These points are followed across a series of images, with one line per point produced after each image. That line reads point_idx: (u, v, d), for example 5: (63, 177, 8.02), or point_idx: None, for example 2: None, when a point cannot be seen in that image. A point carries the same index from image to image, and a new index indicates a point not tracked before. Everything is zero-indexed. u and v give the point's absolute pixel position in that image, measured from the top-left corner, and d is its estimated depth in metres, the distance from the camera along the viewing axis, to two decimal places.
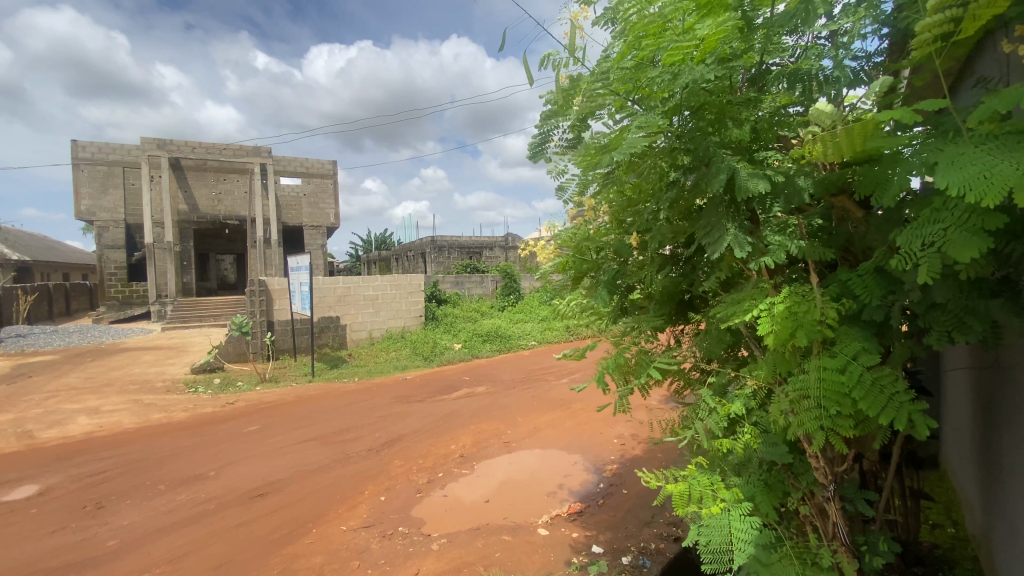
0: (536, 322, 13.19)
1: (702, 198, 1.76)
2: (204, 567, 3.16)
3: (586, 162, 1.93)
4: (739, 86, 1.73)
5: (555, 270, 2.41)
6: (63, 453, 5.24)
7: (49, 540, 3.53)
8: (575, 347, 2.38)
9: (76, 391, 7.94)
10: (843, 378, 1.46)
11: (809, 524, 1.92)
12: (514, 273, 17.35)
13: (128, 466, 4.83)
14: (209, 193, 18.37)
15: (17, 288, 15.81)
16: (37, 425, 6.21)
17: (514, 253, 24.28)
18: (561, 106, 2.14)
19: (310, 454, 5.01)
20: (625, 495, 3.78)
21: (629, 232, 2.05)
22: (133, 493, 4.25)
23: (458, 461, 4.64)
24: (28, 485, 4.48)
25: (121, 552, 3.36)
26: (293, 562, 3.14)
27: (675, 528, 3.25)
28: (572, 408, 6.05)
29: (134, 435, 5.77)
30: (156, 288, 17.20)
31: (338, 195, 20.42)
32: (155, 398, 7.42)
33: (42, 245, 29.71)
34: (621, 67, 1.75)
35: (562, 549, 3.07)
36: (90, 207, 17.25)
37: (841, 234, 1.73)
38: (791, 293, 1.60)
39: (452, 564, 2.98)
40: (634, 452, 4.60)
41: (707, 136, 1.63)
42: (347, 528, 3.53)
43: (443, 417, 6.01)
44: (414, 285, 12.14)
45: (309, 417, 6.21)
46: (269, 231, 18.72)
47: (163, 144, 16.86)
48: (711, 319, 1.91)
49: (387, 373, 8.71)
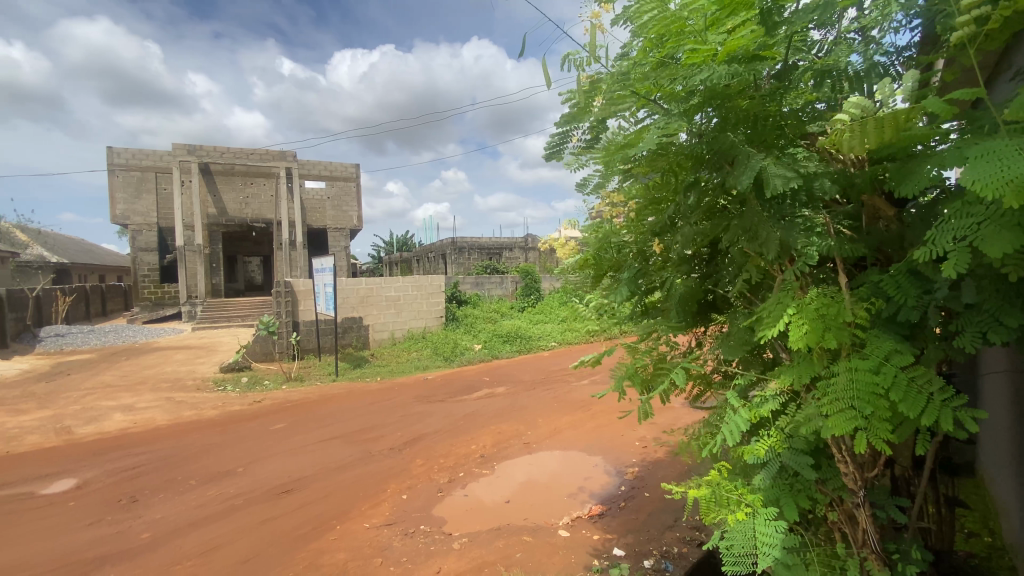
0: (556, 323, 13.14)
1: (728, 197, 1.74)
2: (233, 561, 3.24)
3: (608, 159, 1.92)
4: (764, 83, 1.69)
5: (573, 267, 2.39)
6: (99, 449, 5.46)
7: (87, 532, 3.67)
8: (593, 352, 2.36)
9: (112, 388, 8.27)
10: (875, 379, 1.42)
11: (838, 531, 1.87)
12: (535, 275, 17.35)
13: (160, 461, 5.00)
14: (237, 197, 18.94)
15: (57, 290, 16.51)
16: (75, 421, 6.48)
17: (534, 253, 24.19)
18: (580, 109, 2.12)
19: (333, 452, 5.09)
20: (648, 499, 3.74)
21: (651, 233, 2.05)
22: (165, 488, 4.39)
23: (478, 461, 4.67)
24: (67, 478, 4.68)
25: (154, 545, 3.47)
26: (318, 558, 3.20)
27: (698, 533, 3.19)
28: (593, 410, 6.00)
29: (165, 431, 5.97)
30: (186, 290, 17.75)
31: (360, 198, 20.77)
32: (185, 396, 7.65)
33: (81, 249, 30.96)
34: (642, 65, 1.72)
35: (583, 551, 3.06)
36: (124, 211, 17.94)
37: (874, 235, 1.67)
38: (820, 295, 1.57)
39: (473, 563, 3.00)
40: (656, 455, 4.54)
41: (729, 134, 1.62)
42: (370, 525, 3.59)
43: (463, 417, 6.04)
44: (435, 286, 12.24)
45: (332, 416, 6.33)
46: (294, 233, 19.12)
47: (193, 150, 17.34)
48: (735, 321, 1.88)
49: (408, 373, 8.81)
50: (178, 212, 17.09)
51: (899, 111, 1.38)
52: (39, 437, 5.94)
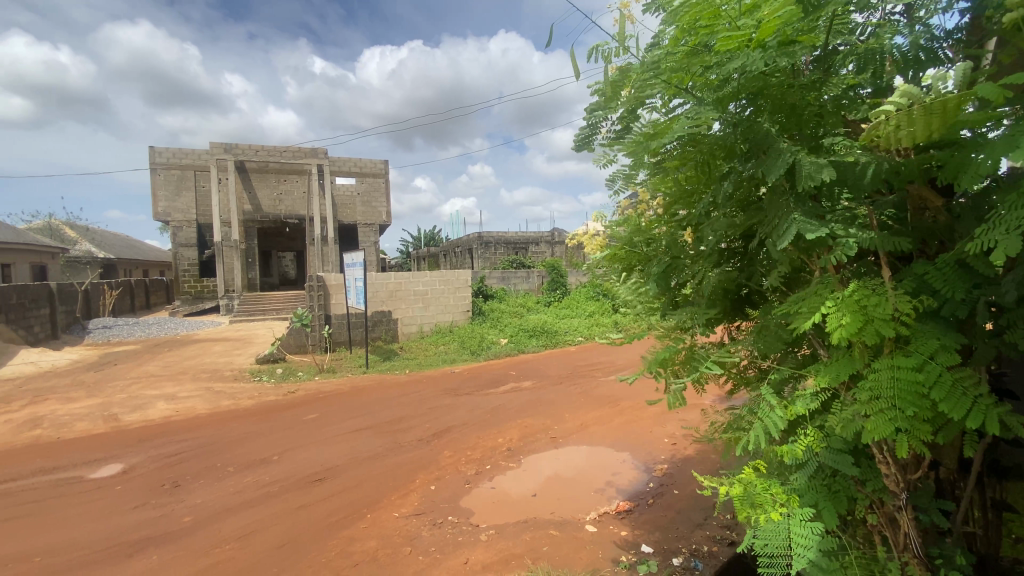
0: (583, 318, 13.05)
1: (763, 188, 1.70)
2: (269, 546, 3.36)
3: (636, 149, 1.89)
4: (802, 69, 1.64)
5: (602, 262, 2.36)
6: (144, 435, 5.74)
7: (133, 515, 3.87)
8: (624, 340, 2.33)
9: (155, 378, 8.66)
10: (919, 377, 1.37)
11: (877, 534, 1.81)
12: (562, 269, 17.25)
13: (200, 449, 5.22)
14: (271, 193, 19.48)
15: (105, 284, 17.36)
16: (121, 409, 6.82)
17: (560, 247, 23.98)
18: (608, 100, 2.09)
19: (363, 442, 5.22)
20: (677, 496, 3.69)
21: (682, 226, 2.01)
22: (205, 474, 4.58)
23: (505, 454, 4.71)
24: (114, 464, 4.94)
25: (195, 528, 3.64)
26: (349, 545, 3.29)
27: (730, 532, 3.13)
28: (621, 406, 5.95)
29: (205, 420, 6.23)
30: (224, 284, 18.41)
31: (389, 194, 21.07)
32: (224, 386, 7.95)
33: (126, 245, 32.34)
34: (674, 53, 1.69)
35: (610, 547, 3.05)
36: (166, 209, 18.69)
37: (917, 227, 1.60)
38: (860, 288, 1.51)
39: (501, 555, 3.03)
40: (685, 452, 4.48)
41: (764, 123, 1.59)
42: (400, 515, 3.66)
43: (490, 411, 6.08)
44: (461, 280, 12.33)
45: (363, 407, 6.48)
46: (325, 229, 19.56)
47: (229, 148, 17.89)
48: (770, 316, 1.83)
49: (436, 366, 8.93)
50: (216, 209, 17.71)
51: (948, 98, 1.31)
52: (88, 424, 6.28)
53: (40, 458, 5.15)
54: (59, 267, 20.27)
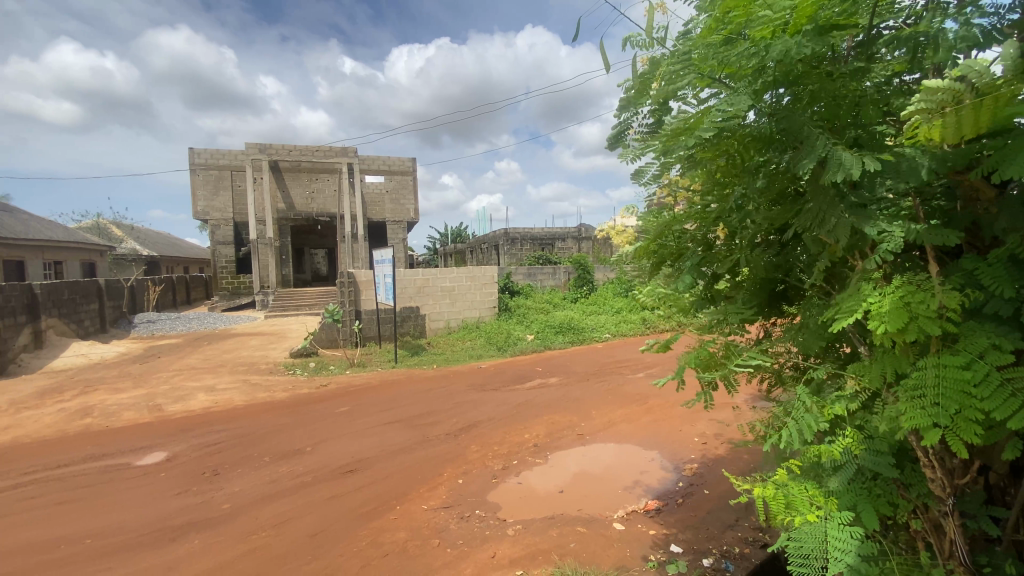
0: (610, 314, 12.95)
1: (801, 180, 1.65)
2: (303, 534, 3.47)
3: (667, 144, 1.87)
4: (842, 54, 1.59)
5: (632, 258, 2.35)
6: (185, 425, 5.99)
7: (176, 501, 4.06)
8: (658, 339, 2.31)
9: (196, 370, 9.03)
10: (966, 377, 1.30)
11: (922, 541, 1.74)
12: (588, 264, 17.13)
13: (238, 439, 5.42)
14: (303, 192, 20.01)
15: (149, 280, 18.16)
16: (165, 400, 7.14)
17: (587, 243, 23.81)
18: (638, 93, 2.07)
19: (393, 435, 5.32)
20: (707, 496, 3.62)
21: (716, 220, 1.98)
22: (243, 463, 4.76)
23: (532, 450, 4.72)
24: (158, 452, 5.18)
25: (234, 515, 3.78)
26: (380, 536, 3.36)
27: (762, 534, 3.07)
28: (649, 404, 5.88)
29: (242, 411, 6.46)
30: (259, 280, 18.99)
31: (417, 191, 21.34)
32: (260, 379, 8.23)
33: (167, 242, 33.78)
34: (705, 44, 1.67)
35: (638, 546, 3.02)
36: (205, 207, 19.41)
37: (967, 218, 1.52)
38: (904, 283, 1.45)
39: (528, 550, 3.04)
40: (716, 452, 4.38)
41: (801, 113, 1.55)
42: (428, 507, 3.72)
43: (516, 406, 6.10)
44: (488, 276, 12.38)
45: (392, 400, 6.60)
46: (355, 226, 19.96)
47: (263, 148, 18.49)
48: (808, 313, 1.77)
49: (463, 361, 9.02)
50: (251, 208, 18.29)
51: (998, 86, 1.24)
52: (135, 413, 6.60)
53: (91, 445, 5.44)
54: (107, 265, 21.29)
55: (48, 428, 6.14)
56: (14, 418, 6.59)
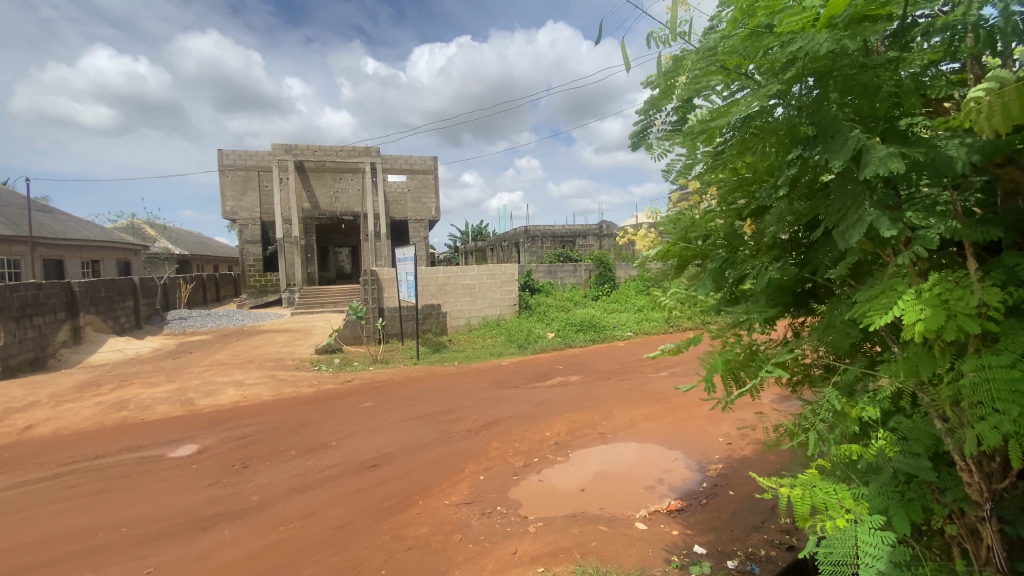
0: (631, 312, 12.84)
1: (830, 175, 1.61)
2: (329, 526, 3.55)
3: (693, 140, 1.84)
4: (875, 45, 1.54)
5: (655, 258, 2.32)
6: (216, 419, 6.18)
7: (208, 492, 4.19)
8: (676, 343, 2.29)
9: (226, 366, 9.30)
10: (1012, 377, 1.25)
11: (958, 546, 1.67)
12: (610, 262, 16.99)
13: (266, 433, 5.56)
14: (328, 192, 20.38)
15: (181, 278, 18.74)
16: (196, 394, 7.37)
17: (609, 240, 23.61)
18: (663, 91, 2.04)
19: (415, 431, 5.38)
20: (732, 497, 3.57)
21: (742, 218, 1.95)
22: (270, 456, 4.89)
23: (553, 448, 4.72)
24: (190, 444, 5.35)
25: (261, 507, 3.89)
26: (403, 530, 3.41)
27: (789, 537, 3.00)
28: (672, 403, 5.81)
29: (269, 406, 6.63)
30: (286, 278, 19.43)
31: (438, 190, 21.49)
32: (287, 375, 8.43)
33: (198, 242, 34.86)
34: (731, 38, 1.64)
35: (661, 546, 2.99)
36: (234, 207, 19.93)
37: (1008, 213, 1.46)
38: (942, 281, 1.40)
39: (550, 548, 3.05)
40: (742, 453, 4.31)
41: (831, 107, 1.51)
42: (450, 503, 3.76)
43: (538, 404, 6.11)
44: (509, 274, 12.40)
45: (414, 397, 6.69)
46: (378, 225, 20.22)
47: (289, 149, 18.90)
48: (836, 312, 1.73)
49: (484, 359, 9.07)
50: (278, 208, 18.71)
51: None
52: (167, 407, 6.84)
53: (127, 438, 5.66)
54: (141, 264, 22.05)
55: (86, 420, 6.40)
56: (56, 411, 6.90)
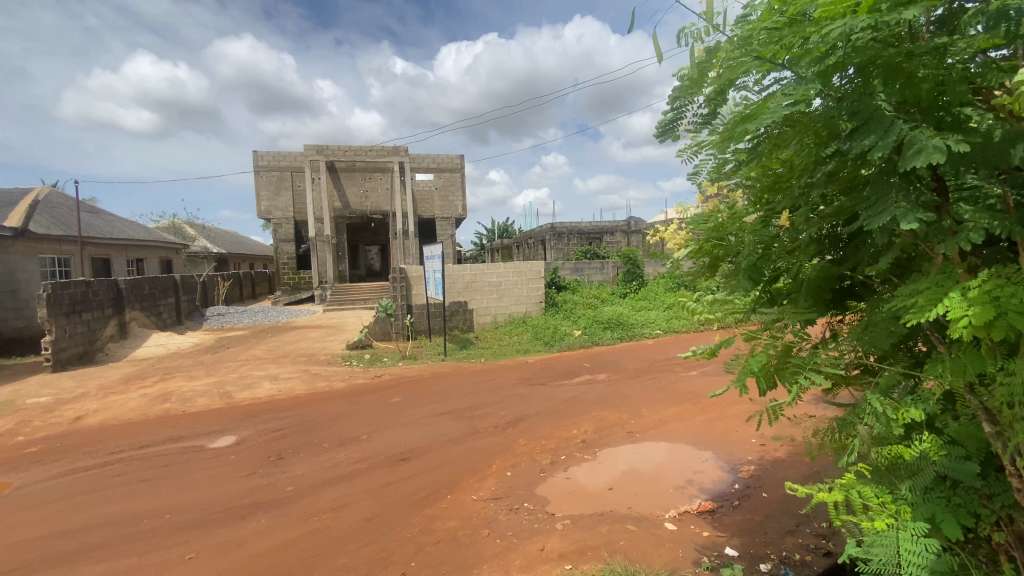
0: (660, 310, 12.64)
1: (870, 168, 1.57)
2: (360, 518, 3.63)
3: (726, 135, 1.81)
4: (921, 32, 1.48)
5: (686, 256, 2.28)
6: (253, 412, 6.40)
7: (245, 482, 4.36)
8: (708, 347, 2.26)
9: (262, 360, 9.61)
10: None
11: (1007, 556, 1.59)
12: (638, 258, 16.75)
13: (300, 426, 5.74)
14: (358, 191, 20.81)
15: (219, 276, 19.45)
16: (234, 387, 7.65)
17: (637, 237, 23.25)
18: (696, 83, 2.00)
19: (443, 426, 5.46)
20: (765, 500, 3.49)
21: (778, 214, 1.90)
22: (304, 448, 5.04)
23: (580, 446, 4.71)
24: (229, 436, 5.56)
25: (296, 497, 4.01)
26: (432, 523, 3.47)
27: (825, 541, 2.92)
28: (703, 403, 5.71)
29: (304, 400, 6.82)
30: (319, 276, 19.92)
31: (465, 187, 21.63)
32: (319, 370, 8.66)
33: (234, 240, 36.06)
34: (767, 27, 1.60)
35: (690, 547, 2.96)
36: (268, 207, 20.54)
37: None
38: (991, 277, 1.34)
39: (577, 546, 3.05)
40: (776, 454, 4.20)
41: (873, 97, 1.46)
42: (478, 498, 3.80)
43: (565, 402, 6.10)
44: (535, 271, 12.38)
45: (442, 393, 6.77)
46: (406, 223, 20.51)
47: (321, 150, 19.35)
48: (878, 311, 1.68)
49: (511, 356, 9.10)
50: (310, 207, 19.21)
51: None
52: (207, 400, 7.12)
53: (170, 428, 5.92)
54: (182, 262, 22.99)
55: (133, 412, 6.73)
56: (104, 402, 7.28)
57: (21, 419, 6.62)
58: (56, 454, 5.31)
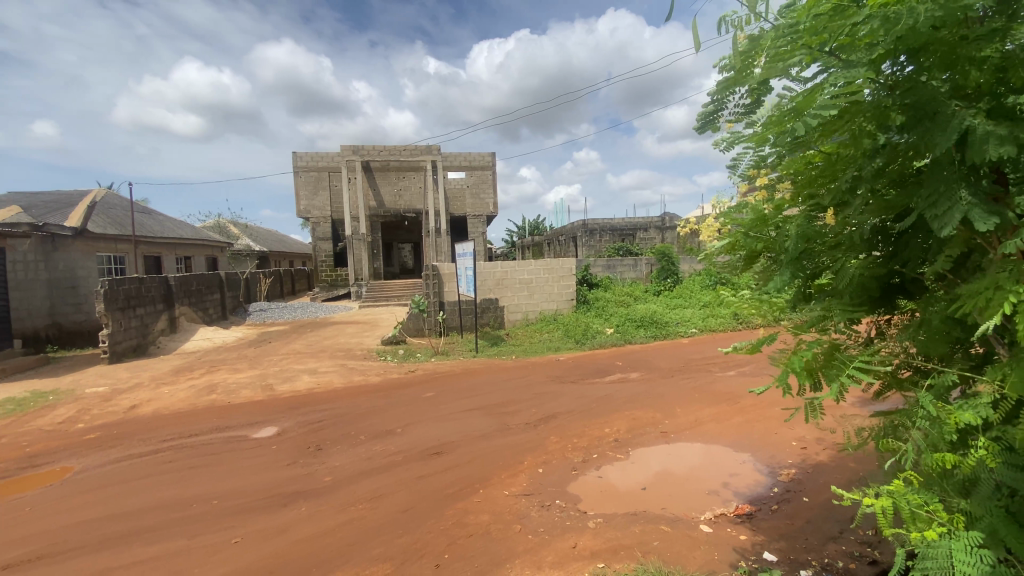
0: (695, 308, 12.38)
1: (923, 160, 1.50)
2: (395, 509, 3.73)
3: (770, 127, 1.75)
4: (979, 17, 1.42)
5: (723, 251, 2.22)
6: (293, 404, 6.64)
7: (286, 471, 4.53)
8: (747, 347, 2.20)
9: (301, 355, 9.95)
10: None
11: None
12: (672, 255, 16.42)
13: (337, 418, 5.91)
14: (392, 190, 21.22)
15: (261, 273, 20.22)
16: (275, 380, 7.96)
17: (672, 233, 22.79)
18: (739, 71, 1.94)
19: (475, 421, 5.52)
20: (806, 505, 3.38)
21: (823, 209, 1.83)
22: (342, 440, 5.19)
23: (613, 444, 4.68)
24: (270, 427, 5.79)
25: (334, 487, 4.15)
26: (465, 517, 3.52)
27: (871, 550, 2.80)
28: (740, 404, 5.56)
29: (341, 393, 7.03)
30: (355, 273, 20.41)
31: (496, 185, 21.72)
32: (355, 364, 8.90)
33: (274, 238, 37.39)
34: (814, 14, 1.54)
35: (727, 550, 2.90)
36: (307, 207, 21.19)
37: None
38: None
39: (610, 545, 3.03)
40: (818, 458, 4.06)
41: (927, 85, 1.40)
42: (510, 493, 3.83)
43: (597, 400, 6.06)
44: (567, 269, 12.33)
45: (474, 388, 6.84)
46: (439, 221, 20.76)
47: (357, 150, 19.81)
48: (932, 308, 1.61)
49: (542, 353, 9.10)
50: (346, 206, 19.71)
51: None
52: (251, 391, 7.43)
53: (216, 419, 6.20)
54: (226, 260, 24.00)
55: (182, 402, 7.09)
56: (156, 392, 7.69)
57: (82, 407, 7.08)
58: (113, 441, 5.66)
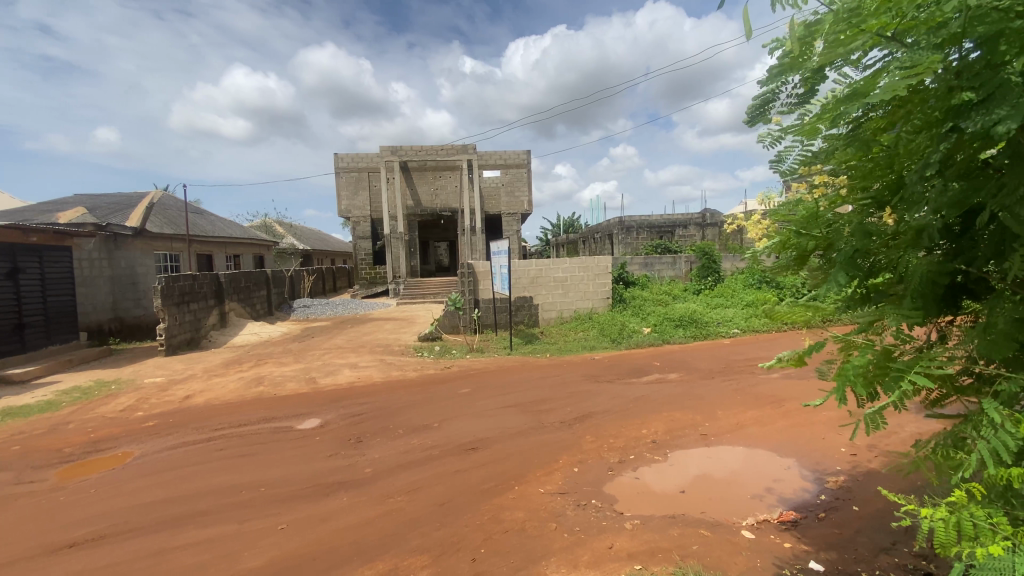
0: (737, 308, 12.01)
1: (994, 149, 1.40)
2: (431, 502, 3.80)
3: (826, 114, 1.68)
4: None
5: (770, 249, 2.14)
6: (334, 397, 6.86)
7: (329, 461, 4.69)
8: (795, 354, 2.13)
9: (342, 350, 10.27)
10: None
11: None
12: (713, 253, 15.94)
13: (376, 412, 6.07)
14: (429, 189, 21.57)
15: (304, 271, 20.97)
16: (318, 374, 8.24)
17: (712, 229, 22.16)
18: (795, 58, 1.87)
19: (510, 419, 5.54)
20: (856, 514, 3.23)
21: (879, 203, 1.75)
22: (381, 433, 5.33)
23: (650, 446, 4.61)
24: (313, 418, 6.01)
25: (373, 479, 4.27)
26: (501, 513, 3.55)
27: (927, 563, 2.65)
28: (784, 408, 5.36)
29: (379, 388, 7.21)
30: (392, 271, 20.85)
31: (531, 183, 21.71)
32: (393, 359, 9.11)
33: (318, 237, 38.72)
34: None
35: (770, 557, 2.81)
36: (347, 207, 21.81)
37: None
38: None
39: (647, 547, 2.99)
40: (869, 466, 3.87)
41: (1000, 69, 1.31)
42: (545, 491, 3.84)
43: (633, 400, 5.98)
44: (603, 266, 12.20)
45: (510, 385, 6.88)
46: (474, 220, 20.94)
47: (395, 150, 20.21)
48: (1002, 310, 1.50)
49: (577, 352, 9.05)
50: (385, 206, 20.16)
51: None
52: (295, 384, 7.73)
53: (263, 410, 6.49)
54: (272, 257, 25.04)
55: (232, 393, 7.45)
56: (207, 383, 8.12)
57: (142, 396, 7.55)
58: (170, 428, 6.02)
